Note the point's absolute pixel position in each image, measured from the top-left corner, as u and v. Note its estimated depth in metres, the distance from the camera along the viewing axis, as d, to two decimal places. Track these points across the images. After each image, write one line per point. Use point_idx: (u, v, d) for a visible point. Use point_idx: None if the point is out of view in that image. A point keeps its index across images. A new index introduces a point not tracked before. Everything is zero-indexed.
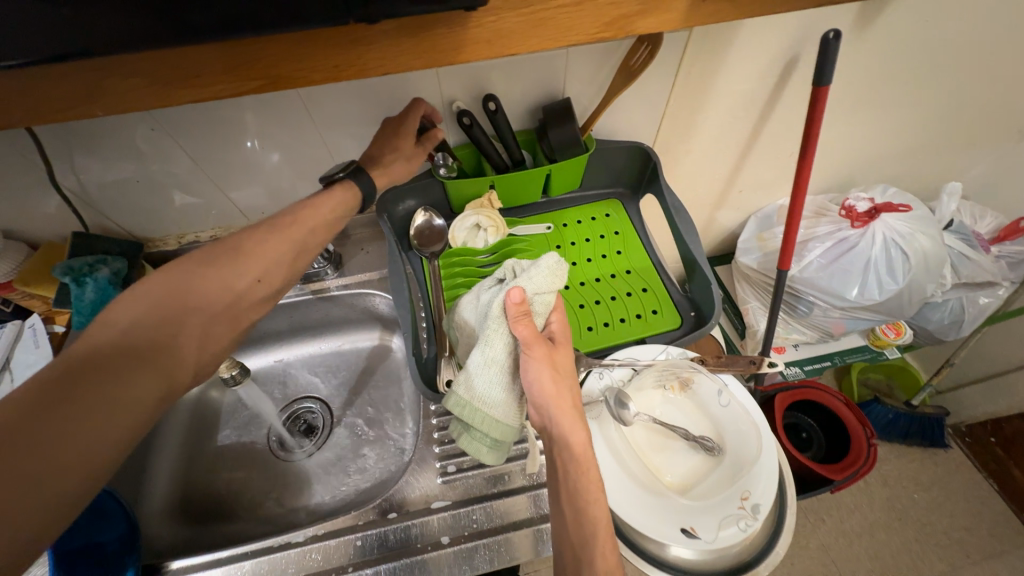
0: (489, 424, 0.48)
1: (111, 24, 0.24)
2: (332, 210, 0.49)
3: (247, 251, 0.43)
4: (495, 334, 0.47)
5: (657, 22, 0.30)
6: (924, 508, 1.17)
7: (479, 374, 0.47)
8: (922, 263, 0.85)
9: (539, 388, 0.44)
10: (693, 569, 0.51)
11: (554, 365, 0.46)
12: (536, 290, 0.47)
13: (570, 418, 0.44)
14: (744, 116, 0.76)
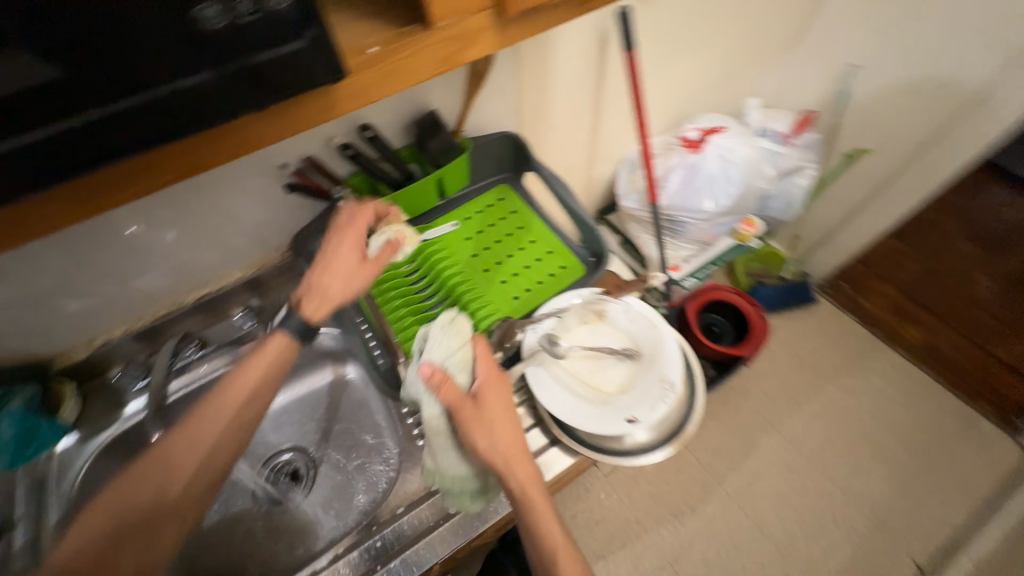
0: (456, 484, 0.55)
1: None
2: (262, 375, 0.60)
3: (195, 433, 0.56)
4: (429, 410, 0.55)
5: (483, 48, 0.38)
6: (813, 352, 1.48)
7: (431, 448, 0.55)
8: (748, 167, 1.06)
9: (479, 444, 0.53)
10: (645, 447, 0.65)
11: (484, 419, 0.54)
12: (443, 358, 0.55)
13: (513, 459, 0.54)
14: (585, 86, 0.89)
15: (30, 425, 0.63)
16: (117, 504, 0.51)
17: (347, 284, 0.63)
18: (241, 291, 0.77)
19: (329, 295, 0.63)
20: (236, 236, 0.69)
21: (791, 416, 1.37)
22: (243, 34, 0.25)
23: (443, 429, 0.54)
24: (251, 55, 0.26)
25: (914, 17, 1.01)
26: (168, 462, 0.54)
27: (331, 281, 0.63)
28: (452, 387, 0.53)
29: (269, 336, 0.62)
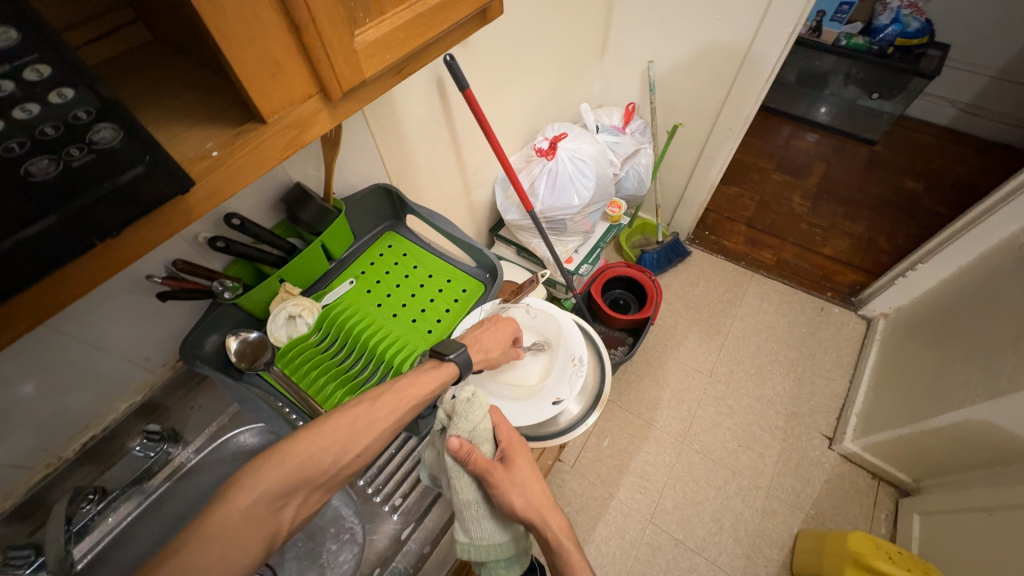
0: (490, 551, 0.62)
1: None
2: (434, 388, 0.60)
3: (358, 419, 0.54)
4: (461, 481, 0.60)
5: (319, 127, 0.42)
6: (703, 295, 1.72)
7: (467, 519, 0.61)
8: (595, 160, 1.23)
9: (507, 502, 0.61)
10: (576, 419, 0.75)
11: (510, 482, 0.61)
12: (472, 433, 0.60)
13: (538, 510, 0.62)
14: (437, 126, 0.97)
15: None
16: (235, 520, 0.45)
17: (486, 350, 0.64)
18: (136, 421, 0.70)
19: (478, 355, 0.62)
20: (113, 366, 0.64)
21: (703, 353, 1.58)
22: (75, 176, 0.27)
23: (474, 497, 0.60)
24: (88, 193, 0.28)
25: (678, 17, 1.26)
26: (278, 480, 0.48)
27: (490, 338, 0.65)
28: (481, 457, 0.60)
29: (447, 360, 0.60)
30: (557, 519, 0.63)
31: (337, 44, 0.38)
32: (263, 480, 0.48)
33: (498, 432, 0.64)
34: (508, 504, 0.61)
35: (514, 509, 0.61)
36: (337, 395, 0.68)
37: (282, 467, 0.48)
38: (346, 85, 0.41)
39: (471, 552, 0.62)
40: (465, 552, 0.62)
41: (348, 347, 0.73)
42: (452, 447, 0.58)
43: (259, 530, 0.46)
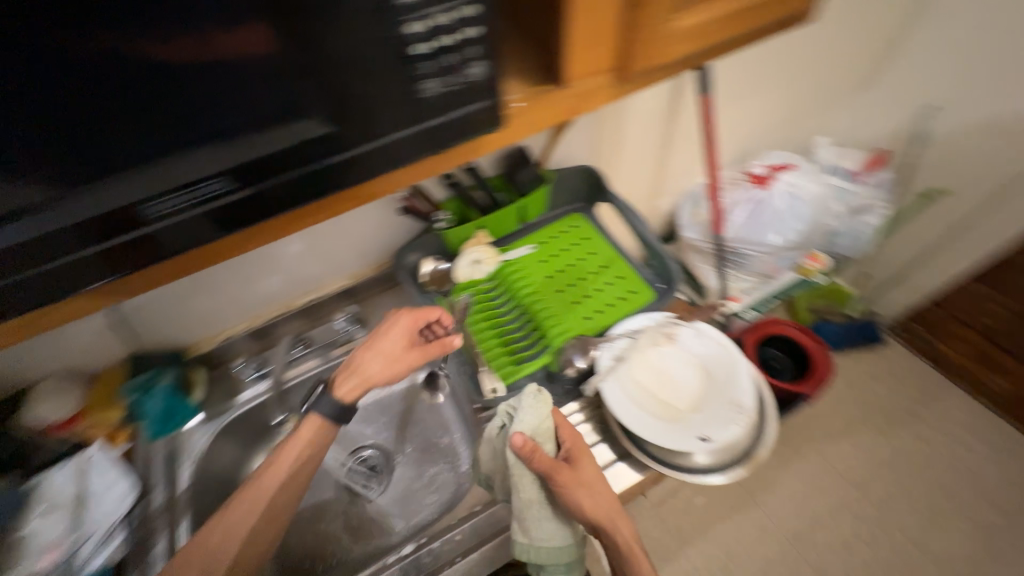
0: (551, 551, 0.60)
1: (255, 210, 0.35)
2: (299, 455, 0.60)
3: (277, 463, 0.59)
4: (523, 480, 0.59)
5: (599, 101, 0.44)
6: (883, 397, 1.41)
7: (525, 520, 0.59)
8: (815, 204, 1.08)
9: (574, 505, 0.58)
10: (711, 467, 0.65)
11: (575, 480, 0.59)
12: (533, 429, 0.60)
13: (605, 511, 0.60)
14: (654, 123, 0.96)
15: (172, 402, 0.73)
16: (217, 537, 0.56)
17: (378, 367, 0.63)
18: (340, 299, 0.86)
19: (363, 374, 0.63)
20: (346, 249, 0.80)
21: (858, 462, 1.31)
22: (446, 99, 0.34)
23: (537, 496, 0.59)
24: (446, 115, 0.34)
25: (992, 61, 1.01)
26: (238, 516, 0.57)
27: (370, 358, 0.64)
28: (544, 455, 0.59)
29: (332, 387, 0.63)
30: (622, 522, 0.61)
31: (654, 27, 0.39)
32: (232, 512, 0.57)
33: (558, 432, 0.63)
34: (574, 506, 0.58)
35: (581, 511, 0.59)
36: (489, 340, 0.75)
37: (242, 503, 0.57)
38: (642, 67, 0.42)
39: (534, 555, 0.60)
40: (529, 555, 0.59)
41: (511, 303, 0.79)
42: (515, 444, 0.57)
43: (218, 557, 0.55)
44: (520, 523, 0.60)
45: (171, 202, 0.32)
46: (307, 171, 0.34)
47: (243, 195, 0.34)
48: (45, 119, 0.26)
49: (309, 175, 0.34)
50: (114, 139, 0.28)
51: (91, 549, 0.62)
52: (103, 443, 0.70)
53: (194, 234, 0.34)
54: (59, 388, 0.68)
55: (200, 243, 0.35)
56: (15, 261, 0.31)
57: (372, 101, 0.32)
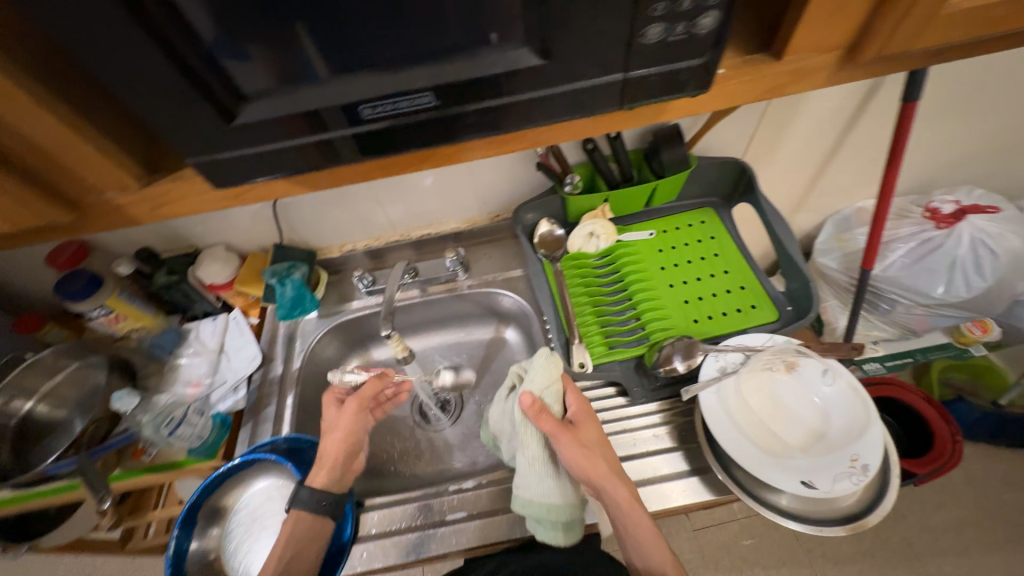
0: (551, 509, 0.56)
1: (437, 133, 0.36)
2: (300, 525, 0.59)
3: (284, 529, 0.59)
4: (527, 437, 0.58)
5: (807, 86, 0.39)
6: (1014, 509, 1.17)
7: (524, 476, 0.57)
8: (1013, 261, 0.87)
9: (578, 467, 0.56)
10: (806, 517, 0.55)
11: (579, 443, 0.57)
12: (541, 388, 0.59)
13: (611, 476, 0.56)
14: (830, 126, 0.83)
15: (301, 293, 0.81)
16: None
17: (346, 433, 0.64)
18: (451, 241, 0.90)
19: (327, 455, 0.63)
20: (470, 193, 0.82)
21: (955, 568, 1.12)
22: (662, 49, 0.32)
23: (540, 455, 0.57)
24: (653, 66, 0.33)
25: None
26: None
27: (327, 442, 0.64)
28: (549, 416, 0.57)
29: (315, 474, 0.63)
30: (628, 494, 0.56)
31: (928, 3, 0.32)
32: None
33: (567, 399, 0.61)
34: (575, 468, 0.56)
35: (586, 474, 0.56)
36: (586, 316, 0.74)
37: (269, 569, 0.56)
38: (884, 50, 0.36)
39: (533, 513, 0.56)
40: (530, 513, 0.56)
41: (617, 285, 0.77)
42: (523, 400, 0.57)
43: None
44: (522, 477, 0.57)
45: (381, 109, 0.33)
46: (506, 101, 0.34)
47: (443, 113, 0.34)
48: (317, 11, 0.28)
49: (507, 105, 0.34)
50: (358, 38, 0.30)
51: (217, 396, 0.76)
52: (239, 313, 0.84)
53: (389, 144, 0.36)
54: (222, 256, 0.80)
55: (390, 152, 0.37)
56: (249, 138, 0.34)
57: (593, 41, 0.31)
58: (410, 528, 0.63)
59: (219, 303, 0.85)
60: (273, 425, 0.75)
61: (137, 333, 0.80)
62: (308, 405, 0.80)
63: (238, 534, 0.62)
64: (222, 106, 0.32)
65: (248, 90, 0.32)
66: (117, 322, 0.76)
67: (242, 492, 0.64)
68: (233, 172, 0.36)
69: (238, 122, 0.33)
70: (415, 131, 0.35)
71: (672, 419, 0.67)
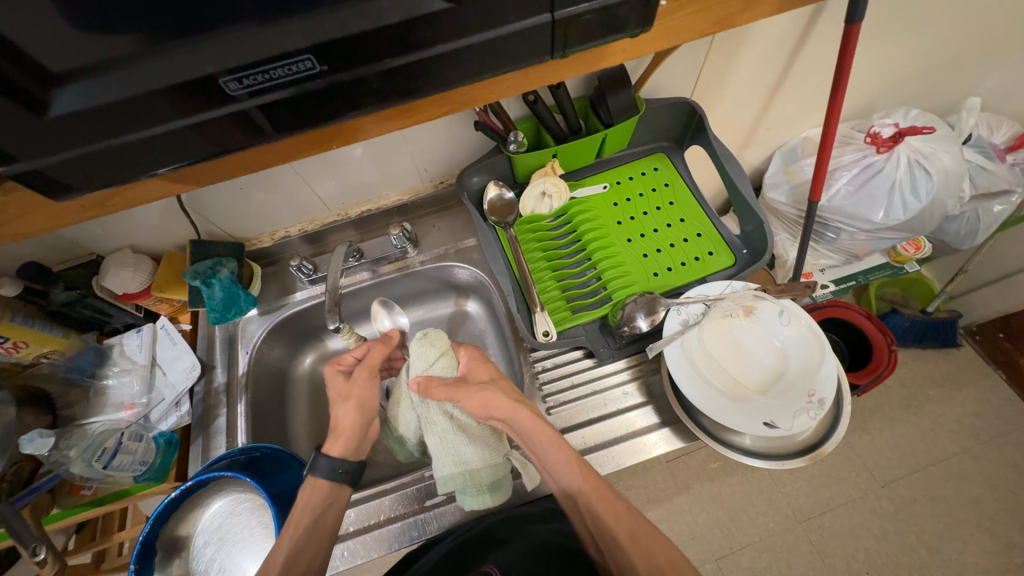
0: (472, 473, 0.60)
1: (334, 102, 0.30)
2: (346, 440, 0.60)
3: (337, 432, 0.60)
4: (434, 414, 0.63)
5: (756, 13, 0.35)
6: (938, 401, 1.32)
7: (443, 450, 0.61)
8: (945, 179, 0.90)
9: (476, 412, 0.59)
10: (766, 452, 0.58)
11: (475, 390, 0.60)
12: (424, 368, 0.63)
13: (510, 406, 0.59)
14: (777, 55, 0.79)
15: (232, 293, 0.72)
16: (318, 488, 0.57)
17: (366, 388, 0.63)
18: (394, 214, 0.84)
19: (345, 424, 0.60)
20: (406, 162, 0.74)
21: (891, 459, 1.26)
22: None
23: (448, 426, 0.61)
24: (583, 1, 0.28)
25: None
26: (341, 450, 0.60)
27: (341, 413, 0.61)
28: (436, 386, 0.61)
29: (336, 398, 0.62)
30: (536, 420, 0.58)
31: None
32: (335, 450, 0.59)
33: (471, 362, 0.64)
34: (471, 415, 0.60)
35: (482, 413, 0.60)
36: (546, 282, 0.71)
37: (342, 439, 0.60)
38: None
39: (460, 483, 0.59)
40: (455, 488, 0.59)
41: (575, 245, 0.74)
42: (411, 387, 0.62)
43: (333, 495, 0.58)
44: (436, 459, 0.61)
45: (250, 79, 0.27)
46: (411, 59, 0.29)
47: (334, 80, 0.29)
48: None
49: (413, 61, 0.29)
50: None
51: (158, 415, 0.70)
52: (167, 321, 0.76)
53: (278, 122, 0.31)
54: (130, 261, 0.69)
55: (284, 131, 0.32)
56: (85, 134, 0.28)
57: None
58: (390, 519, 0.63)
59: (141, 312, 0.76)
60: (226, 437, 0.70)
61: (48, 359, 0.68)
62: (263, 409, 0.75)
63: (205, 554, 0.60)
64: (25, 96, 0.25)
65: (60, 68, 0.25)
66: (17, 351, 0.65)
67: (201, 515, 0.61)
68: (85, 175, 0.30)
69: (56, 112, 0.26)
70: (305, 106, 0.30)
71: (640, 374, 0.67)
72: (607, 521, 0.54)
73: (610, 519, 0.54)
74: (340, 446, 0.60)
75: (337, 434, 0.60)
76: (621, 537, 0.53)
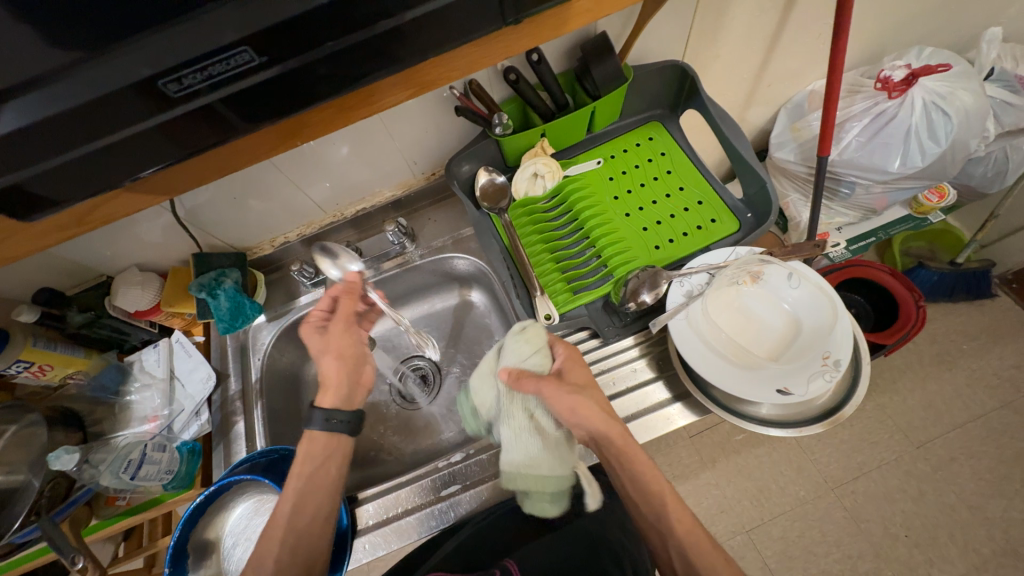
0: (537, 481, 0.58)
1: (282, 93, 0.31)
2: (336, 390, 0.60)
3: (324, 385, 0.61)
4: (514, 408, 0.59)
5: None
6: (974, 356, 1.26)
7: (516, 447, 0.58)
8: (966, 120, 0.84)
9: (563, 413, 0.56)
10: (784, 420, 0.56)
11: (568, 390, 0.57)
12: (519, 358, 0.60)
13: (596, 412, 0.55)
14: (772, 5, 0.75)
15: (238, 302, 0.74)
16: (315, 441, 0.58)
17: (343, 338, 0.63)
18: (389, 210, 0.83)
19: (330, 377, 0.60)
20: (395, 156, 0.74)
21: (924, 418, 1.21)
22: None
23: (527, 426, 0.58)
24: None
25: None
26: (332, 403, 0.60)
27: (324, 366, 0.61)
28: (529, 380, 0.58)
29: (319, 351, 0.62)
30: (623, 431, 0.55)
31: None
32: (326, 400, 0.60)
33: (562, 358, 0.61)
34: (558, 414, 0.57)
35: (570, 417, 0.56)
36: (545, 265, 0.70)
37: (330, 390, 0.60)
38: None
39: (522, 484, 0.58)
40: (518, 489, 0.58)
41: (572, 225, 0.72)
42: (501, 375, 0.59)
43: (330, 448, 0.58)
44: (506, 453, 0.59)
45: (189, 79, 0.28)
46: (353, 40, 0.29)
47: (278, 70, 0.30)
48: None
49: (353, 41, 0.29)
50: None
51: (180, 425, 0.72)
52: (183, 334, 0.78)
53: (231, 119, 0.32)
54: (138, 279, 0.72)
55: (241, 127, 0.33)
56: (40, 148, 0.29)
57: None
58: (408, 511, 0.64)
59: (155, 328, 0.78)
60: (245, 442, 0.72)
61: (74, 379, 0.72)
62: (279, 414, 0.77)
63: (235, 554, 0.62)
64: None
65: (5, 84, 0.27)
66: (45, 373, 0.68)
67: (225, 519, 0.63)
68: (50, 189, 0.32)
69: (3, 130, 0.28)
70: (254, 101, 0.31)
71: (649, 350, 0.66)
72: (668, 519, 0.53)
73: (672, 510, 0.53)
74: (328, 397, 0.60)
75: (325, 386, 0.60)
76: (676, 526, 0.52)
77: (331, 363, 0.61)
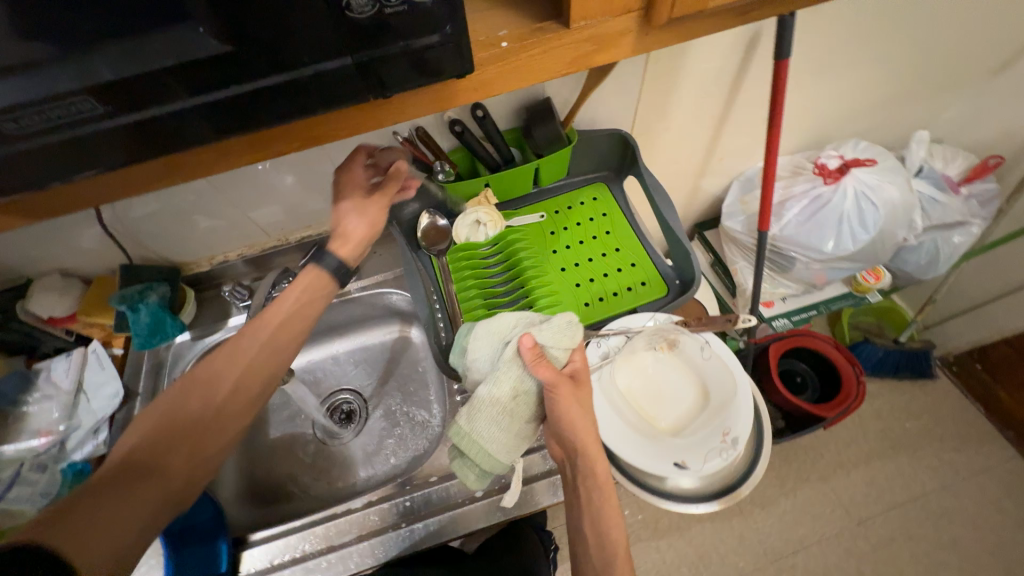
0: (481, 454, 0.54)
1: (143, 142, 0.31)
2: (352, 247, 0.57)
3: (346, 232, 0.57)
4: (505, 377, 0.55)
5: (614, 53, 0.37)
6: (916, 435, 1.27)
7: (484, 413, 0.54)
8: (892, 212, 0.90)
9: (561, 415, 0.53)
10: (688, 494, 0.59)
11: (575, 398, 0.54)
12: (549, 341, 0.55)
13: (590, 435, 0.53)
14: (714, 90, 0.81)
15: (159, 318, 0.72)
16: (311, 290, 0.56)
17: (382, 203, 0.58)
18: None
19: (354, 234, 0.57)
20: None
21: (866, 496, 1.21)
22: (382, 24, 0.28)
23: (510, 408, 0.54)
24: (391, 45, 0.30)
25: None
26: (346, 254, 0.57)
27: (353, 221, 0.57)
28: (546, 365, 0.54)
29: (345, 211, 0.57)
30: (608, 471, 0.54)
31: None
32: (339, 248, 0.57)
33: (577, 360, 0.57)
34: (555, 413, 0.54)
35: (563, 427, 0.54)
36: (476, 311, 0.70)
37: (350, 240, 0.57)
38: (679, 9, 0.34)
39: (463, 444, 0.54)
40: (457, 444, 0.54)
41: (508, 273, 0.73)
42: (523, 341, 0.54)
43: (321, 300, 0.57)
44: (472, 406, 0.54)
45: (27, 120, 0.27)
46: (211, 97, 0.30)
47: (116, 124, 0.29)
48: None
49: (217, 99, 0.30)
50: None
51: (73, 443, 0.68)
52: (100, 345, 0.75)
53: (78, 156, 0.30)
54: (59, 285, 0.70)
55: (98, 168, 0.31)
56: None
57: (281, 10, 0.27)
58: (296, 559, 0.60)
59: (71, 336, 0.74)
60: None
61: None
62: None
63: None
64: None
65: None
66: None
67: None
68: None
69: None
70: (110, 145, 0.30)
71: None
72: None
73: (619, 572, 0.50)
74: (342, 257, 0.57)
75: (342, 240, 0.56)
76: None
77: (347, 247, 0.57)
